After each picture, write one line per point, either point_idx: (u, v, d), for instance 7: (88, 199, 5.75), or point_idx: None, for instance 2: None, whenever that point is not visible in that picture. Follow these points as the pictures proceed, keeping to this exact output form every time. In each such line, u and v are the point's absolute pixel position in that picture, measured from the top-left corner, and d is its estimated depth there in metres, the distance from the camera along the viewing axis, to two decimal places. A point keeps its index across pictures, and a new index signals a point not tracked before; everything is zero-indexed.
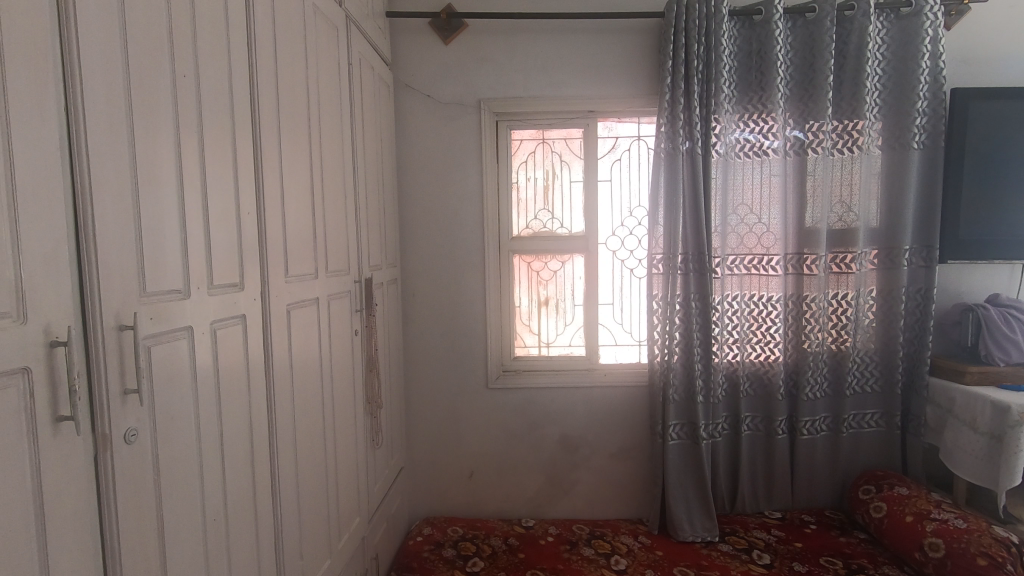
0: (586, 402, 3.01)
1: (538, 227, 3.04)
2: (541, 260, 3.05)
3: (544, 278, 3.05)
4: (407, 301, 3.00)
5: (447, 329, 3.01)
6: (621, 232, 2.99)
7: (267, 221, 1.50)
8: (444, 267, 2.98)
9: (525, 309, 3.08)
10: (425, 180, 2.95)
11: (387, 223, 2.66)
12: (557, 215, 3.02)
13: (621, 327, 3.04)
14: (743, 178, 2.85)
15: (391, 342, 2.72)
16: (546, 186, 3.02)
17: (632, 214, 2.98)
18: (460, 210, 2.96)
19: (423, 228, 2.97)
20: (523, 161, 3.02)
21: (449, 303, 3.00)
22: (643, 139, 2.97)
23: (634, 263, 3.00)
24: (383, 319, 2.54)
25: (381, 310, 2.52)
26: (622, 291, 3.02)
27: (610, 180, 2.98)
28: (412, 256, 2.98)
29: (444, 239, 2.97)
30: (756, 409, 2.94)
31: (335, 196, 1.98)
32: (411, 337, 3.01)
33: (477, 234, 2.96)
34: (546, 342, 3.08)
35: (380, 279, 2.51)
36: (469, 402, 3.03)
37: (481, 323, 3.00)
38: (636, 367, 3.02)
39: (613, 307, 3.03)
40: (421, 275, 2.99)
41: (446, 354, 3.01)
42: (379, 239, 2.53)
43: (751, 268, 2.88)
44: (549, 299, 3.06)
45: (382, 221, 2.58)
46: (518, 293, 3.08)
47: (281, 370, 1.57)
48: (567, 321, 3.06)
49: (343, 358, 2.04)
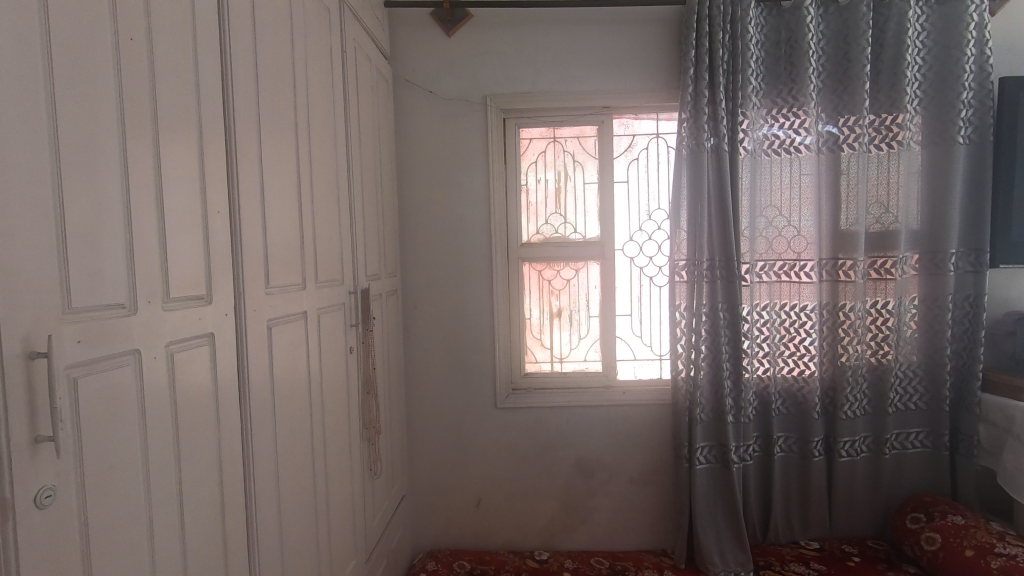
0: (604, 422, 2.76)
1: (549, 233, 2.81)
2: (553, 268, 2.81)
3: (556, 287, 2.81)
4: (408, 314, 2.76)
5: (452, 344, 2.77)
6: (639, 238, 2.77)
7: (243, 221, 1.27)
8: (448, 276, 2.75)
9: (535, 322, 2.83)
10: (428, 184, 2.73)
11: (386, 228, 2.43)
12: (570, 219, 2.80)
13: (640, 340, 2.81)
14: (773, 177, 2.62)
15: (391, 359, 2.48)
16: (557, 188, 2.79)
17: (651, 217, 2.76)
18: (466, 215, 2.74)
19: (426, 234, 2.75)
20: (533, 161, 2.80)
21: (453, 315, 2.76)
22: (661, 138, 2.75)
23: (654, 270, 2.77)
24: (381, 334, 2.30)
25: (380, 324, 2.29)
26: (642, 301, 2.79)
27: (627, 181, 2.76)
28: (414, 265, 2.75)
29: (448, 246, 2.75)
30: (790, 429, 2.69)
31: (325, 196, 1.75)
32: (412, 352, 2.77)
33: (484, 240, 2.74)
34: (560, 357, 2.83)
35: (378, 291, 2.27)
36: (476, 423, 2.78)
37: (488, 337, 2.76)
38: (657, 384, 2.77)
39: (631, 318, 2.79)
40: (423, 285, 2.76)
41: (450, 372, 2.78)
42: (377, 246, 2.31)
43: (782, 276, 2.65)
44: (561, 311, 2.82)
45: (381, 227, 2.36)
46: (527, 304, 2.83)
47: (260, 398, 1.33)
48: (581, 334, 2.82)
49: (336, 380, 1.80)
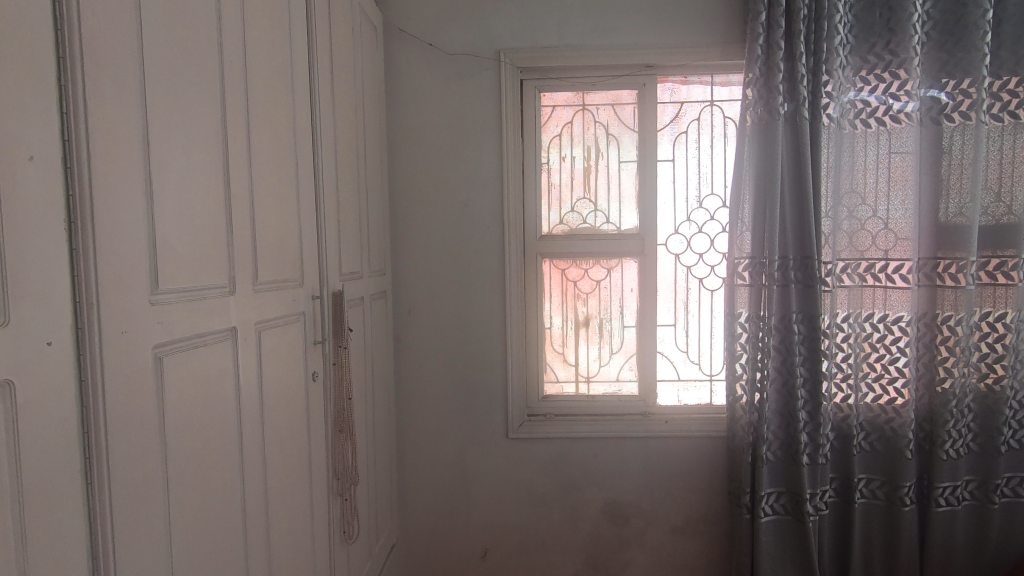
0: (641, 458, 2.24)
1: (576, 222, 2.27)
2: (579, 267, 2.28)
3: (583, 290, 2.28)
4: (399, 321, 2.24)
5: (454, 359, 2.24)
6: (687, 231, 2.24)
7: (95, 180, 0.75)
8: (450, 275, 2.23)
9: (555, 333, 2.30)
10: (427, 160, 2.20)
11: (371, 213, 1.91)
12: (601, 206, 2.26)
13: (686, 357, 2.28)
14: (862, 154, 2.08)
15: (377, 379, 1.95)
16: (586, 167, 2.26)
17: (701, 205, 2.23)
18: (472, 199, 2.21)
19: (423, 223, 2.22)
20: (556, 134, 2.26)
21: (455, 323, 2.24)
22: (716, 106, 2.21)
23: (704, 271, 2.24)
24: (361, 351, 1.77)
25: (359, 336, 1.76)
26: (689, 307, 2.26)
27: (673, 160, 2.23)
28: (408, 261, 2.22)
29: (450, 237, 2.22)
30: (873, 470, 2.16)
31: (272, 160, 1.23)
32: (405, 369, 2.24)
33: (495, 231, 2.21)
34: (587, 377, 2.30)
35: (357, 294, 1.74)
36: (482, 456, 2.25)
37: (499, 351, 2.23)
38: (708, 411, 2.24)
39: (675, 330, 2.27)
40: (419, 285, 2.23)
41: (452, 393, 2.25)
42: (358, 236, 1.78)
43: (869, 279, 2.12)
44: (589, 319, 2.28)
45: (364, 211, 1.84)
46: (547, 310, 2.30)
47: (135, 473, 0.81)
48: (613, 348, 2.29)
49: (289, 421, 1.28)
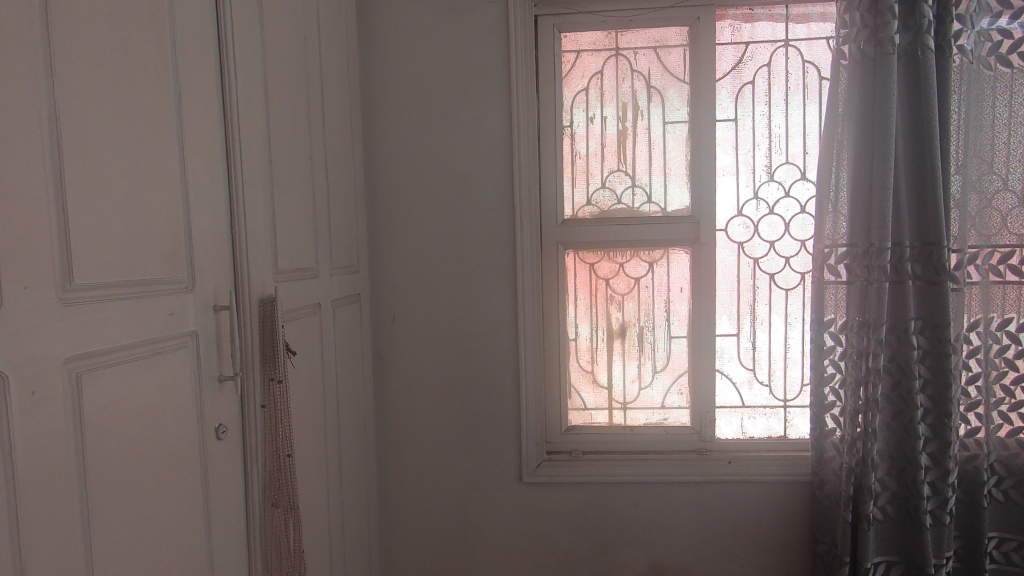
0: (695, 509, 1.72)
1: (607, 203, 1.75)
2: (613, 260, 1.75)
3: (619, 291, 1.76)
4: (381, 331, 1.74)
5: (451, 380, 1.74)
6: (754, 213, 1.73)
7: None
8: (446, 272, 1.72)
9: (582, 347, 1.78)
10: (414, 124, 1.69)
11: (333, 189, 1.41)
12: (641, 181, 1.74)
13: (752, 376, 1.77)
14: (1002, 102, 1.50)
15: (344, 414, 1.45)
16: (620, 130, 1.74)
17: (772, 178, 1.71)
18: (472, 173, 1.70)
19: (410, 205, 1.71)
20: (581, 87, 1.74)
21: (453, 334, 1.73)
22: (792, 47, 1.69)
23: (776, 265, 1.73)
24: (316, 379, 1.27)
25: (311, 358, 1.26)
26: (756, 312, 1.74)
27: (735, 120, 1.71)
28: (391, 254, 1.72)
29: (445, 222, 1.71)
30: (1009, 528, 1.62)
31: (115, 79, 0.74)
32: (388, 392, 1.74)
33: (504, 214, 1.70)
34: (623, 404, 1.78)
35: (307, 299, 1.24)
36: (488, 506, 1.75)
37: (510, 370, 1.73)
38: (782, 446, 1.74)
39: (738, 341, 1.76)
40: (406, 286, 1.73)
41: (449, 424, 1.74)
42: (311, 218, 1.27)
43: (1007, 273, 1.56)
44: (625, 328, 1.76)
45: (322, 185, 1.34)
46: (571, 317, 1.77)
47: None
48: (657, 366, 1.77)
49: (160, 511, 0.79)
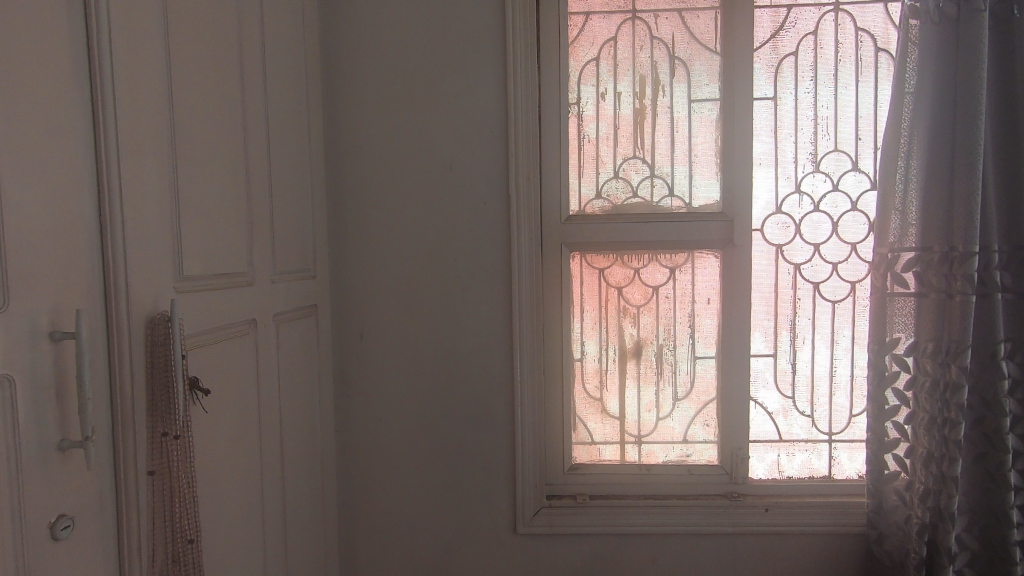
0: (722, 565, 1.43)
1: (621, 196, 1.46)
2: (628, 265, 1.46)
3: (634, 302, 1.47)
4: (347, 350, 1.43)
5: (431, 410, 1.44)
6: (795, 211, 1.45)
7: None
8: (426, 279, 1.42)
9: (589, 369, 1.48)
10: (388, 99, 1.39)
11: (278, 172, 1.10)
12: (661, 170, 1.45)
13: (791, 405, 1.49)
14: None
15: (291, 458, 1.15)
16: (636, 110, 1.44)
17: (817, 169, 1.44)
18: (458, 160, 1.40)
19: (383, 197, 1.41)
20: (590, 57, 1.44)
21: (434, 354, 1.43)
22: (844, 12, 1.41)
23: (821, 273, 1.45)
24: (248, 419, 0.96)
25: (240, 392, 0.95)
26: (797, 328, 1.47)
27: (774, 99, 1.43)
28: (359, 257, 1.42)
29: (426, 218, 1.41)
30: None
31: None
32: (354, 424, 1.44)
33: (497, 209, 1.41)
34: (638, 437, 1.49)
35: (237, 314, 0.93)
36: (473, 561, 1.45)
37: (502, 397, 1.43)
38: (825, 490, 1.47)
39: (775, 364, 1.48)
40: (377, 295, 1.43)
41: (428, 462, 1.44)
42: (245, 207, 0.97)
43: None
44: (640, 347, 1.47)
45: (263, 166, 1.03)
46: (576, 333, 1.48)
47: None
48: (678, 392, 1.48)
49: None
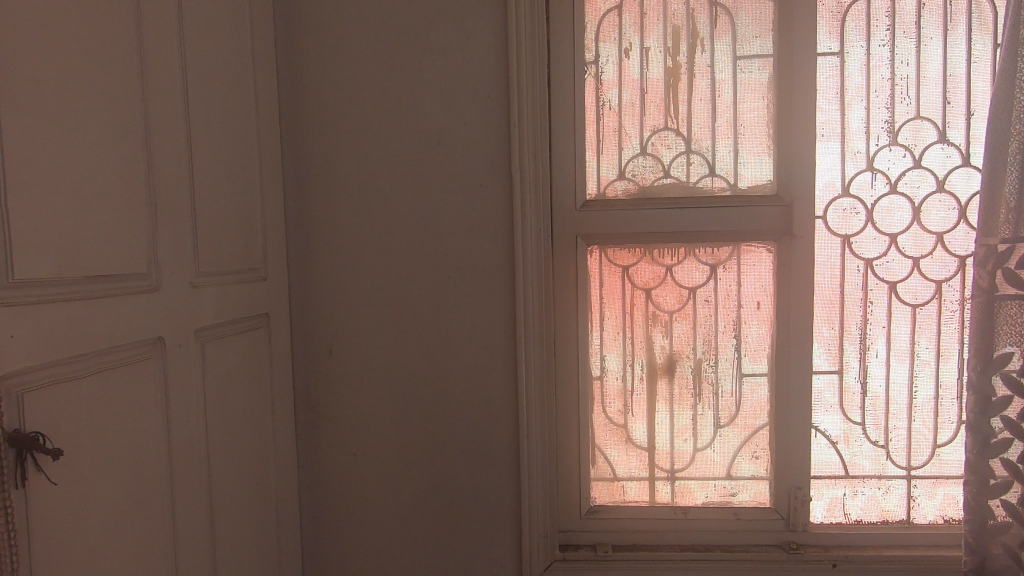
0: None
1: (649, 176, 1.18)
2: (658, 263, 1.19)
3: (665, 308, 1.19)
4: (313, 369, 1.17)
5: (415, 441, 1.17)
6: (867, 194, 1.17)
7: None
8: (408, 280, 1.15)
9: (611, 389, 1.21)
10: (361, 60, 1.13)
11: (201, 142, 0.84)
12: (699, 145, 1.17)
13: (860, 433, 1.21)
14: None
15: (224, 516, 0.88)
16: (668, 70, 1.17)
17: (894, 141, 1.16)
18: (446, 133, 1.13)
19: (356, 181, 1.15)
20: (610, 6, 1.17)
21: (419, 373, 1.16)
22: None
23: (898, 270, 1.18)
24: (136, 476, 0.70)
25: (124, 440, 0.69)
26: (868, 337, 1.19)
27: (840, 54, 1.16)
28: (327, 253, 1.16)
29: (409, 205, 1.14)
30: None
31: None
32: (323, 458, 1.18)
33: (496, 195, 1.13)
34: (670, 472, 1.22)
35: (116, 333, 0.67)
36: None
37: (504, 426, 1.16)
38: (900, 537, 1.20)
39: (841, 382, 1.20)
40: (349, 299, 1.16)
41: (414, 505, 1.18)
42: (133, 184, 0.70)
43: None
44: (673, 362, 1.20)
45: (170, 132, 0.77)
46: (594, 346, 1.21)
47: None
48: (721, 417, 1.21)
49: None
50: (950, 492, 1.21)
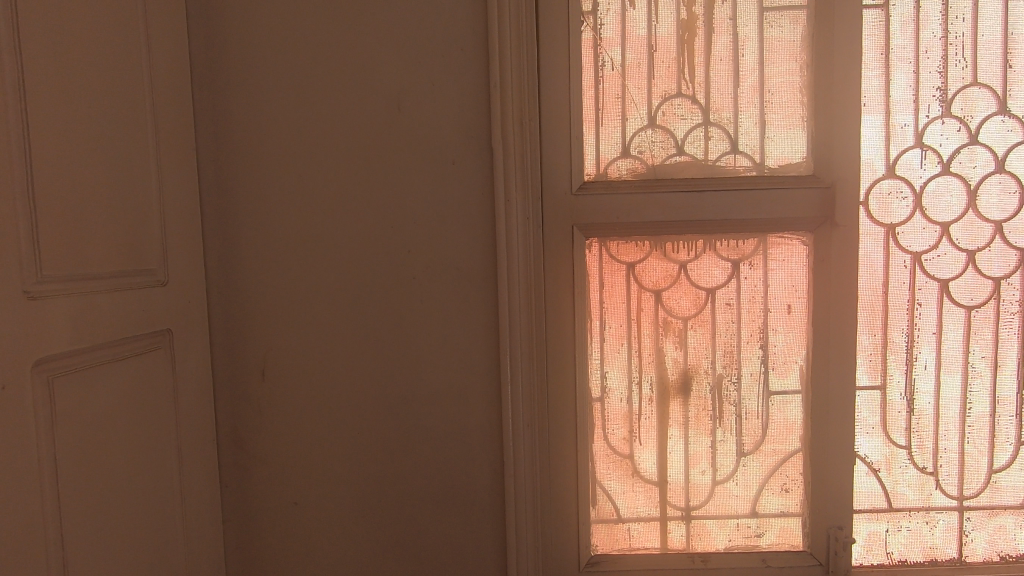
0: None
1: (658, 153, 0.97)
2: (670, 259, 0.97)
3: (679, 313, 0.98)
4: (241, 396, 0.92)
5: (373, 484, 0.94)
6: (914, 176, 0.98)
7: None
8: (362, 283, 0.91)
9: (614, 413, 1.00)
10: (297, 2, 0.89)
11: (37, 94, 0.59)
12: (719, 115, 0.97)
13: (904, 458, 1.02)
14: None
15: None
16: (682, 24, 0.96)
17: (947, 111, 0.98)
18: (408, 97, 0.89)
19: (294, 156, 0.90)
20: None
21: (378, 399, 0.93)
22: None
23: (950, 266, 0.99)
24: None
25: None
26: (915, 346, 1.00)
27: (885, 7, 0.96)
28: (257, 250, 0.91)
29: (362, 188, 0.90)
30: None
31: None
32: (255, 509, 0.93)
33: (471, 175, 0.90)
34: (685, 511, 1.01)
35: None
36: None
37: (484, 463, 0.94)
38: None
39: (884, 398, 1.01)
40: (286, 308, 0.92)
41: (372, 564, 0.94)
42: None
43: None
44: (688, 378, 0.99)
45: None
46: (593, 360, 0.99)
47: None
48: (745, 443, 1.00)
49: None
50: (1005, 525, 1.04)
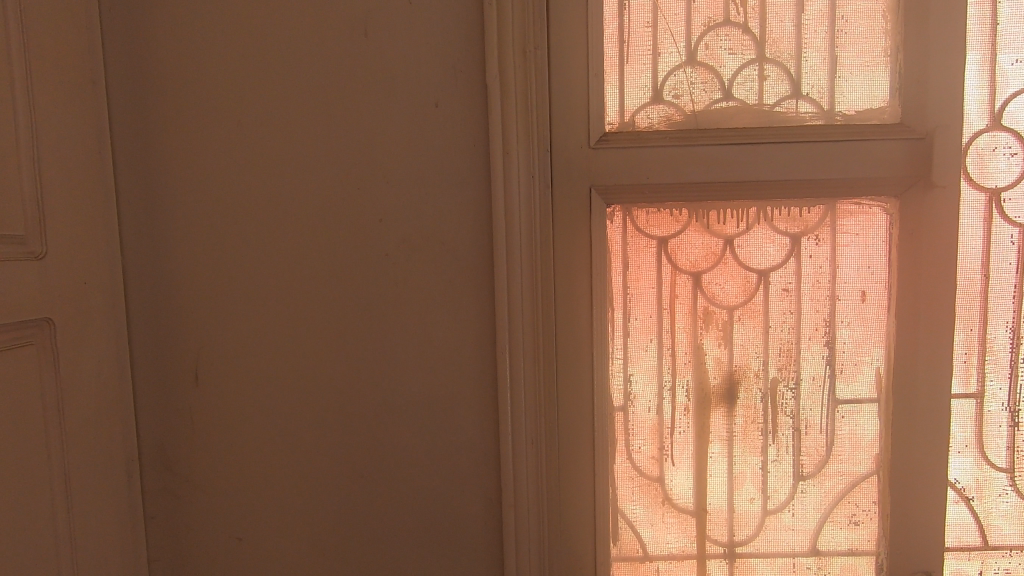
0: None
1: (698, 98, 0.76)
2: (712, 233, 0.77)
3: (723, 302, 0.78)
4: (170, 404, 0.73)
5: (335, 515, 0.74)
6: None
7: None
8: (320, 261, 0.72)
9: (640, 425, 0.79)
10: None
11: None
12: (777, 48, 0.75)
13: (1004, 483, 0.81)
14: None
15: None
16: None
17: None
18: (377, 22, 0.69)
19: (232, 99, 0.70)
20: None
21: (341, 409, 0.73)
22: None
23: None
24: None
25: None
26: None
27: None
28: (187, 220, 0.71)
29: (319, 140, 0.70)
30: None
31: None
32: (188, 544, 0.75)
33: (459, 123, 0.70)
34: (728, 547, 0.81)
35: None
36: None
37: (475, 489, 0.74)
38: None
39: (980, 408, 0.80)
40: (225, 293, 0.72)
41: None
42: None
43: None
44: (734, 383, 0.79)
45: None
46: (614, 360, 0.79)
47: None
48: (804, 464, 0.80)
49: None
50: None
